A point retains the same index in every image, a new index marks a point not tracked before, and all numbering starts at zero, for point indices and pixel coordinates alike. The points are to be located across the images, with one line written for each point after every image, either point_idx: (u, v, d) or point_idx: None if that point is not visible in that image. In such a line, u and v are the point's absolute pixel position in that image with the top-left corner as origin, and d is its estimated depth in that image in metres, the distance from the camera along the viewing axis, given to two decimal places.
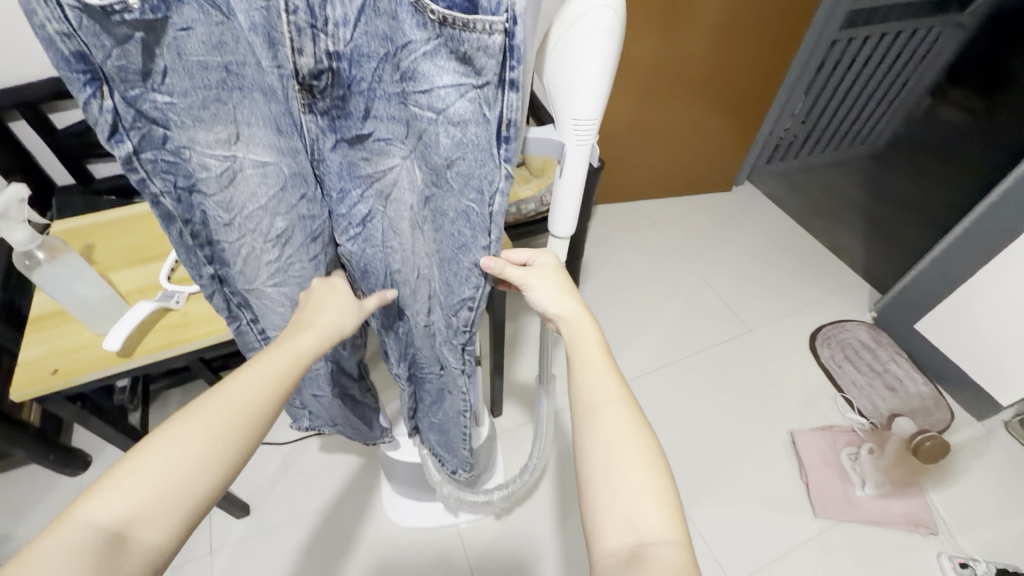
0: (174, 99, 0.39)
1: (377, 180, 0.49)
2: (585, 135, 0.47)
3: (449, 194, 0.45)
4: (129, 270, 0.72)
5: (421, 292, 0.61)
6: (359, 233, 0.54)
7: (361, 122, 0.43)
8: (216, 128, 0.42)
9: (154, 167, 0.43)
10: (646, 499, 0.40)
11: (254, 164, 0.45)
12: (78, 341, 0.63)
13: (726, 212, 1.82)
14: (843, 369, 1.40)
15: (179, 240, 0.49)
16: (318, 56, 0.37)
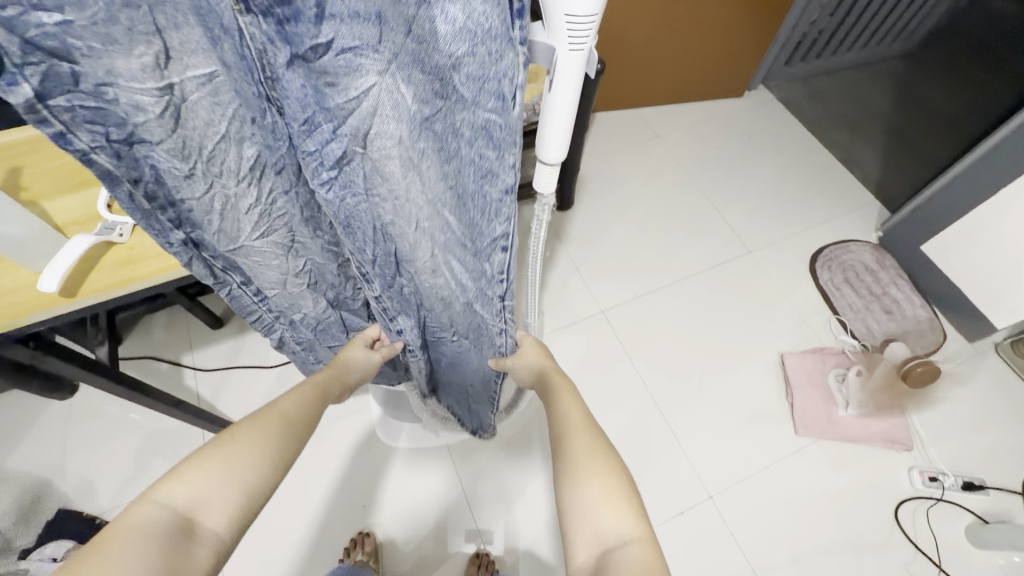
0: (69, 16, 0.28)
1: (349, 116, 0.38)
2: (580, 38, 0.37)
3: (459, 106, 0.37)
4: (62, 198, 0.64)
5: (421, 251, 0.54)
6: (335, 187, 0.44)
7: (315, 33, 0.31)
8: (139, 48, 0.32)
9: (77, 116, 0.34)
10: (605, 505, 0.47)
11: (199, 83, 0.37)
12: (13, 281, 0.57)
13: (735, 120, 1.68)
14: (841, 292, 1.36)
15: (133, 206, 0.42)
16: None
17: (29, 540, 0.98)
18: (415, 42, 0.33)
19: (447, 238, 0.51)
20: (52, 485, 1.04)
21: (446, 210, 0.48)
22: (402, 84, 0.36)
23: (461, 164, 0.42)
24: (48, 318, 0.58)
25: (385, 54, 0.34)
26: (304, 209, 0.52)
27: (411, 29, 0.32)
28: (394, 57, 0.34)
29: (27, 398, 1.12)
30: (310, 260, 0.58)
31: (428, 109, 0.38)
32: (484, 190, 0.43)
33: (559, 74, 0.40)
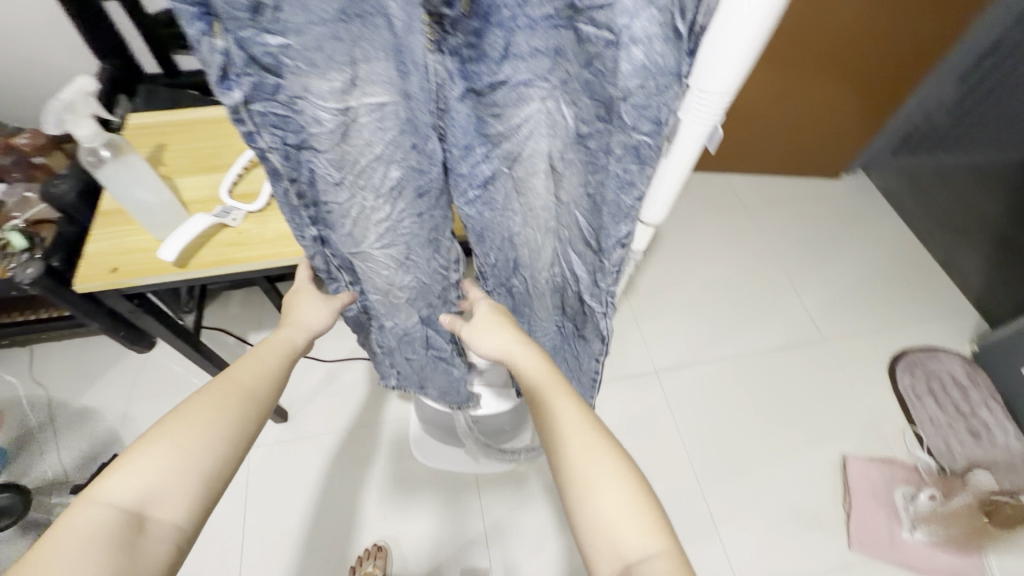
0: (288, 40, 0.33)
1: (506, 141, 0.44)
2: (709, 113, 0.37)
3: (617, 129, 0.41)
4: (193, 177, 0.71)
5: (543, 253, 0.59)
6: (481, 195, 0.51)
7: (496, 67, 0.38)
8: (332, 74, 0.36)
9: (264, 120, 0.38)
10: (627, 519, 0.41)
11: (370, 110, 0.40)
12: (137, 243, 0.63)
13: (826, 202, 1.61)
14: (921, 402, 1.25)
15: (285, 201, 0.46)
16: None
17: (83, 476, 1.06)
18: (592, 73, 0.38)
19: (571, 235, 0.55)
20: (112, 429, 1.12)
21: (577, 210, 0.52)
22: (564, 106, 0.42)
23: (605, 177, 0.45)
24: (157, 282, 0.64)
25: (554, 80, 0.39)
26: (425, 231, 0.54)
27: (590, 62, 0.37)
28: (562, 82, 0.40)
29: (112, 345, 1.23)
30: (416, 278, 0.61)
31: (584, 128, 0.43)
32: (619, 200, 0.46)
33: (676, 143, 0.41)
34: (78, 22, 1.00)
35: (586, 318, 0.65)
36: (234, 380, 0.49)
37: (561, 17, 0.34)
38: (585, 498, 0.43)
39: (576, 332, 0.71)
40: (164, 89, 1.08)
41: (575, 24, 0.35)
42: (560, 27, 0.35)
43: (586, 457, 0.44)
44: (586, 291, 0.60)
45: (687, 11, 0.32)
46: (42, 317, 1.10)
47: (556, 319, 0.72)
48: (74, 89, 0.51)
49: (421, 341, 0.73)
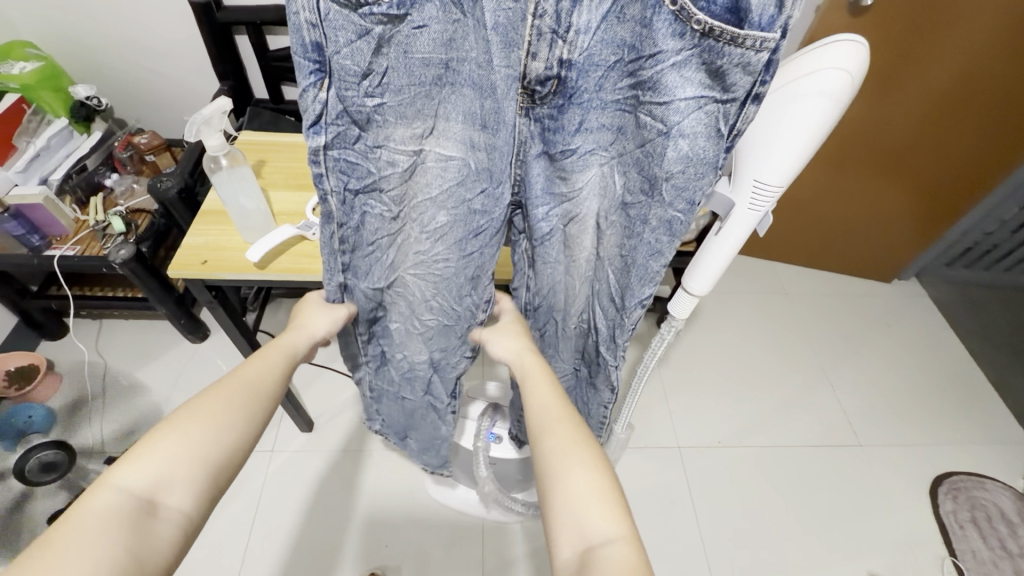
0: (384, 99, 0.38)
1: (567, 201, 0.46)
2: (762, 202, 0.41)
3: (655, 204, 0.41)
4: (283, 192, 0.79)
5: (575, 300, 0.58)
6: (539, 251, 0.52)
7: (569, 138, 0.41)
8: (415, 123, 0.40)
9: (336, 165, 0.41)
10: (588, 500, 0.42)
11: (438, 158, 0.43)
12: (227, 242, 0.71)
13: (876, 304, 1.58)
14: (964, 532, 1.17)
15: (328, 244, 0.47)
16: (550, 62, 0.37)
17: (118, 449, 1.13)
18: (643, 154, 0.39)
19: (602, 289, 0.53)
20: (153, 408, 1.19)
21: (609, 268, 0.50)
22: (616, 173, 0.43)
23: (638, 244, 0.45)
24: (237, 279, 0.71)
25: (613, 151, 0.41)
26: (460, 278, 0.54)
27: (644, 143, 0.39)
28: (619, 154, 0.41)
29: (169, 331, 1.32)
30: (438, 320, 0.59)
31: (630, 197, 0.43)
32: (647, 265, 0.45)
33: (728, 223, 0.44)
34: (210, 47, 1.15)
35: (594, 365, 0.65)
36: (238, 379, 0.49)
37: (627, 102, 0.38)
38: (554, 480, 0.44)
39: (588, 379, 0.68)
40: (267, 112, 1.22)
41: (636, 111, 0.37)
42: (624, 110, 0.38)
43: (561, 441, 0.46)
44: (604, 344, 0.59)
45: (730, 118, 0.35)
46: (118, 294, 1.21)
47: (576, 362, 0.68)
48: (214, 107, 0.59)
49: (421, 384, 0.70)
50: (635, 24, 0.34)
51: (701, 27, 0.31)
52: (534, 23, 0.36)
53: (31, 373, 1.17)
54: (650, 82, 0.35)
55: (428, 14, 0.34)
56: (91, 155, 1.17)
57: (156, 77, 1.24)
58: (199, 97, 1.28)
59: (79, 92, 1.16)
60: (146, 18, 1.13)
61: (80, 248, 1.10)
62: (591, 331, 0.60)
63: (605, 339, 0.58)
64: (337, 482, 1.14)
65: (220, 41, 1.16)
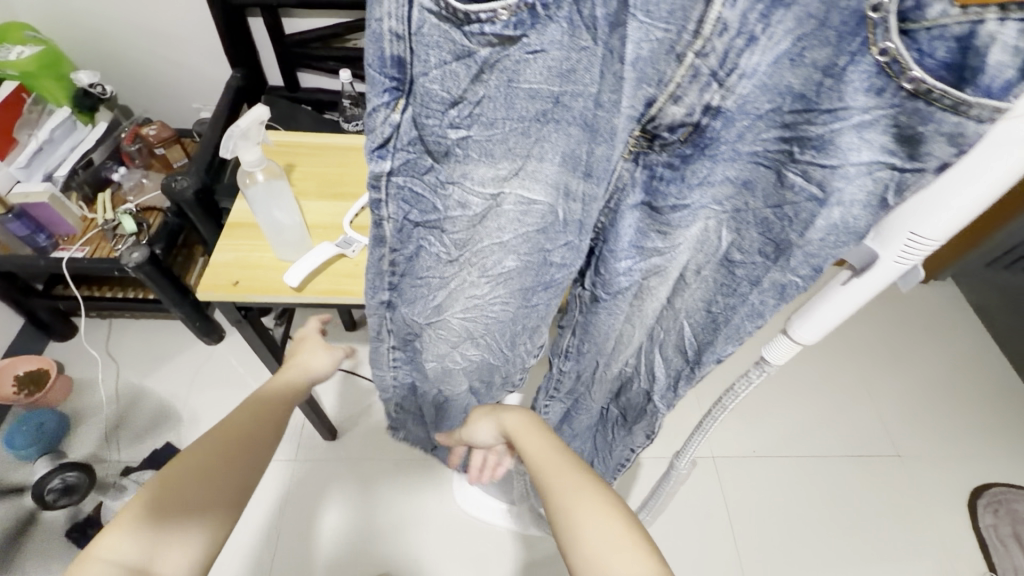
0: (470, 133, 0.29)
1: (658, 256, 0.37)
2: (912, 256, 0.34)
3: (774, 268, 0.34)
4: (317, 201, 0.72)
5: (626, 347, 0.49)
6: (602, 303, 0.42)
7: (688, 190, 0.32)
8: (501, 164, 0.32)
9: (398, 192, 0.33)
10: (611, 549, 0.38)
11: (518, 202, 0.35)
12: (259, 259, 0.65)
13: (913, 307, 1.52)
14: (1005, 547, 1.14)
15: (376, 266, 0.40)
16: (693, 107, 0.27)
17: (134, 458, 1.09)
18: (776, 216, 0.32)
19: (666, 338, 0.46)
20: (169, 414, 1.14)
21: (686, 321, 0.43)
22: (725, 230, 0.35)
23: (738, 305, 0.38)
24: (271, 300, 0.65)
25: (727, 207, 0.33)
26: (508, 323, 0.48)
27: (780, 205, 0.31)
28: (734, 210, 0.33)
29: (181, 331, 1.26)
30: (481, 354, 0.54)
31: (738, 254, 0.35)
32: (741, 326, 0.39)
33: (866, 274, 0.37)
34: (222, 32, 1.07)
35: (644, 413, 0.58)
36: (237, 423, 0.49)
37: (770, 156, 0.29)
38: (570, 534, 0.40)
39: (620, 420, 0.64)
40: (283, 103, 1.14)
41: (780, 168, 0.30)
42: (761, 165, 0.30)
43: (572, 486, 0.43)
44: (659, 394, 0.52)
45: (904, 189, 0.28)
46: (130, 296, 1.15)
47: (606, 403, 0.62)
48: (251, 116, 0.52)
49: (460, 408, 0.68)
50: (812, 74, 0.25)
51: (916, 87, 0.23)
52: (691, 62, 0.25)
53: (42, 377, 1.12)
54: (817, 141, 0.27)
55: (550, 37, 0.25)
56: (97, 148, 1.09)
57: (162, 62, 1.16)
58: (208, 83, 1.20)
59: (81, 79, 1.07)
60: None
61: (90, 249, 1.04)
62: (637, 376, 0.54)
63: (660, 391, 0.52)
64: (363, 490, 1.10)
65: (232, 24, 1.07)
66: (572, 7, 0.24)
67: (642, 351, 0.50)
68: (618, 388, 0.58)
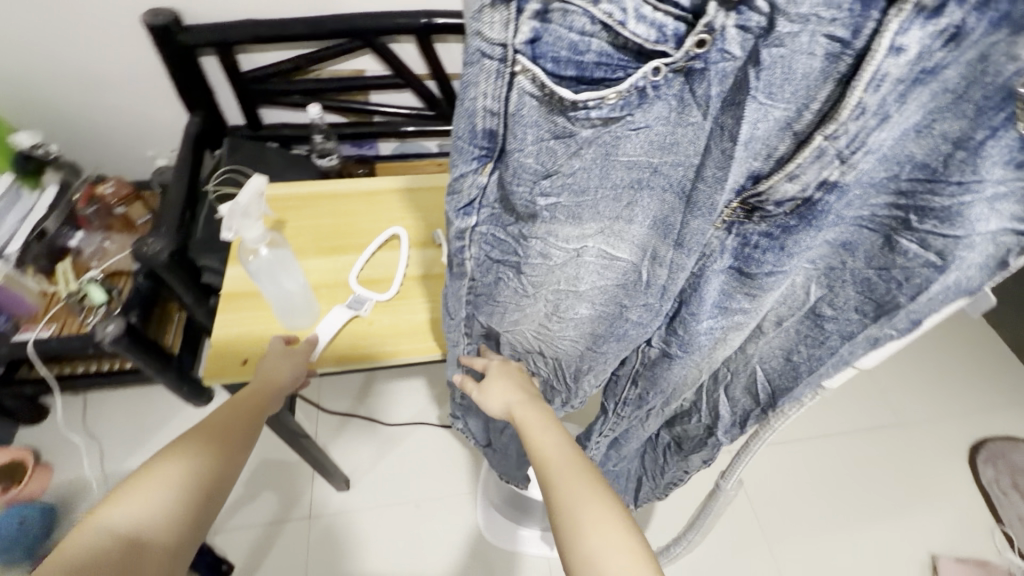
0: (559, 199, 0.29)
1: (743, 314, 0.35)
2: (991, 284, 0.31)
3: (873, 324, 0.33)
4: (318, 259, 0.67)
5: (687, 391, 0.48)
6: (675, 357, 0.40)
7: (785, 259, 0.30)
8: (588, 225, 0.31)
9: (482, 238, 0.34)
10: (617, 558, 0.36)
11: (600, 256, 0.34)
12: (266, 333, 0.61)
13: None
14: (1008, 498, 1.20)
15: (456, 290, 0.41)
16: (808, 185, 0.25)
17: None
18: (881, 278, 0.31)
19: (734, 377, 0.45)
20: None
21: (760, 364, 0.42)
22: (814, 286, 0.34)
23: (825, 357, 0.37)
24: None
25: (820, 265, 0.33)
26: (575, 357, 0.47)
27: (886, 268, 0.31)
28: (828, 267, 0.33)
29: (168, 396, 1.18)
30: (547, 373, 0.54)
31: (829, 308, 0.35)
32: (824, 373, 0.38)
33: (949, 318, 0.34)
34: (174, 76, 1.00)
35: (705, 442, 0.56)
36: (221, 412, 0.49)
37: (880, 220, 0.29)
38: (575, 536, 0.38)
39: (672, 446, 0.62)
40: (248, 143, 1.07)
41: (892, 233, 0.29)
42: (865, 227, 0.30)
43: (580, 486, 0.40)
44: (723, 428, 0.51)
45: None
46: (106, 369, 1.07)
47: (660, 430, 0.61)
48: (249, 190, 0.48)
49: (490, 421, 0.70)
50: (940, 144, 0.25)
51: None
52: (816, 143, 0.24)
53: (19, 472, 1.05)
54: (940, 212, 0.27)
55: (656, 114, 0.24)
56: (51, 214, 1.00)
57: (113, 114, 1.08)
58: (166, 131, 1.12)
59: (22, 141, 0.97)
60: (97, 49, 0.97)
61: (57, 326, 0.97)
62: (697, 409, 0.52)
63: (723, 425, 0.51)
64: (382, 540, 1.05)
65: (187, 67, 1.00)
66: (683, 86, 0.23)
67: (707, 385, 0.49)
68: (675, 418, 0.57)
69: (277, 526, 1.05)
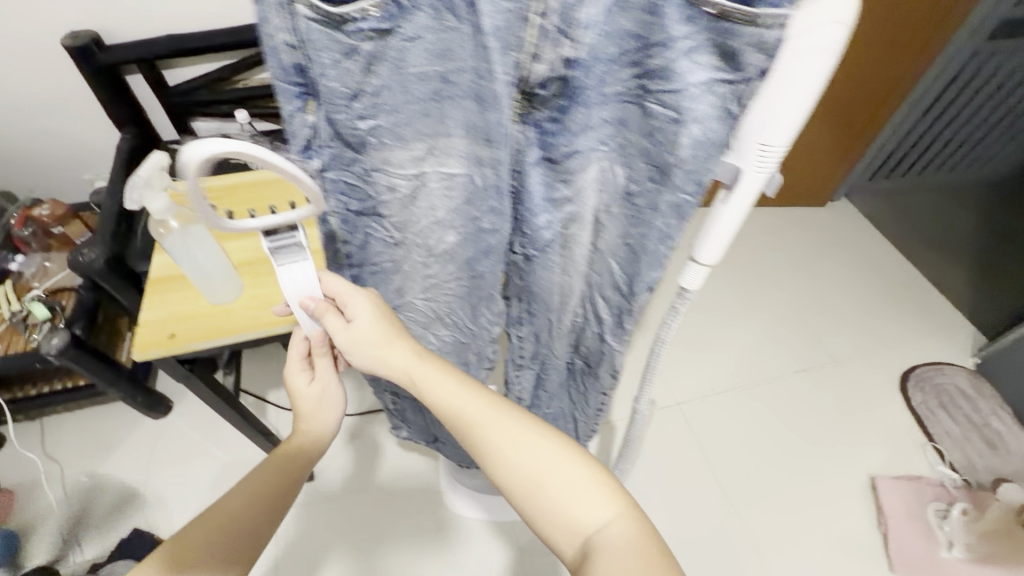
0: (380, 121, 0.34)
1: (568, 203, 0.41)
2: (768, 163, 0.41)
3: (666, 189, 0.37)
4: (239, 240, 0.72)
5: (570, 298, 0.53)
6: (535, 260, 0.47)
7: (574, 139, 0.36)
8: (414, 145, 0.36)
9: (334, 186, 0.38)
10: (575, 491, 0.43)
11: (441, 178, 0.39)
12: (191, 309, 0.64)
13: (823, 232, 1.71)
14: (936, 417, 1.29)
15: (333, 259, 0.46)
16: (555, 64, 0.32)
17: (102, 554, 1.03)
18: (652, 144, 0.35)
19: (603, 279, 0.49)
20: (130, 500, 1.08)
21: (611, 257, 0.47)
22: (617, 166, 0.38)
23: (648, 233, 0.42)
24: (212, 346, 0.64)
25: (610, 145, 0.37)
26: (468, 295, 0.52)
27: (651, 133, 0.35)
28: (619, 147, 0.37)
29: (126, 412, 1.19)
30: (452, 335, 0.58)
31: (634, 185, 0.39)
32: (657, 251, 0.42)
33: (738, 189, 0.44)
34: (98, 92, 1.03)
35: (604, 358, 0.59)
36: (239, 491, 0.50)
37: (631, 92, 0.33)
38: (529, 496, 0.44)
39: (586, 369, 0.64)
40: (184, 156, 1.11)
41: (642, 101, 0.33)
42: (627, 101, 0.34)
43: (507, 438, 0.45)
44: (611, 333, 0.54)
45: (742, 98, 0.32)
46: (61, 387, 1.08)
47: (569, 355, 0.64)
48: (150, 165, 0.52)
49: None
50: (636, 10, 0.29)
51: (717, 11, 0.27)
52: (535, 22, 0.30)
53: None
54: (659, 72, 0.31)
55: (420, 23, 0.29)
56: None
57: (45, 136, 1.10)
58: (101, 151, 1.15)
59: None
60: (22, 74, 1.00)
61: (4, 346, 0.98)
62: (590, 321, 0.55)
63: (610, 331, 0.54)
64: (348, 524, 1.08)
65: (113, 85, 1.04)
66: None
67: (587, 297, 0.53)
68: (576, 340, 0.60)
69: None
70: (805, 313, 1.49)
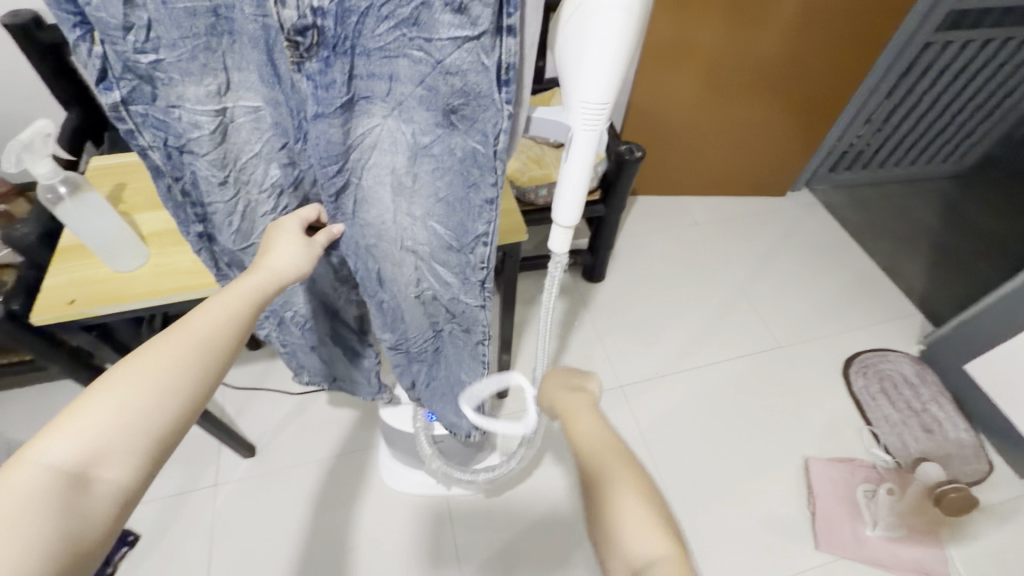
0: (160, 55, 0.38)
1: (355, 150, 0.45)
2: (593, 121, 0.43)
3: (455, 132, 0.43)
4: (151, 212, 0.73)
5: (407, 264, 0.57)
6: (343, 213, 0.51)
7: (346, 89, 0.39)
8: (206, 80, 0.41)
9: (143, 120, 0.42)
10: (631, 506, 0.45)
11: (246, 112, 0.44)
12: (95, 275, 0.66)
13: (779, 219, 1.70)
14: (876, 403, 1.30)
15: (168, 196, 0.49)
16: (303, 10, 0.35)
17: None
18: (426, 90, 0.39)
19: (434, 240, 0.54)
20: None
21: (436, 217, 0.51)
22: (402, 121, 0.42)
23: (456, 179, 0.47)
24: (115, 313, 0.66)
25: (390, 100, 0.41)
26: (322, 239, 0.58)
27: (422, 81, 0.39)
28: (398, 100, 0.41)
29: (74, 388, 1.21)
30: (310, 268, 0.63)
31: (426, 139, 0.43)
32: (471, 200, 0.48)
33: (571, 154, 0.47)
34: (45, 75, 1.02)
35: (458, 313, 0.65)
36: (194, 331, 0.41)
37: (391, 45, 0.37)
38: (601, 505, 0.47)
39: (456, 330, 0.69)
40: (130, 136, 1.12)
41: (402, 51, 0.37)
42: (393, 55, 0.38)
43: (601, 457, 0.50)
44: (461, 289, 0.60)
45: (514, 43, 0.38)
46: (6, 361, 1.10)
47: (435, 323, 0.68)
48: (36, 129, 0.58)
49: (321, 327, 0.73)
50: None
51: None
52: None
53: None
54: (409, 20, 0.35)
55: None
56: None
57: None
58: None
59: None
60: None
61: None
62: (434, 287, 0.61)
63: (449, 290, 0.61)
64: (285, 499, 1.10)
65: (59, 66, 1.04)
66: None
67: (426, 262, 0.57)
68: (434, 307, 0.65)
69: (183, 496, 1.09)
70: (755, 299, 1.50)
